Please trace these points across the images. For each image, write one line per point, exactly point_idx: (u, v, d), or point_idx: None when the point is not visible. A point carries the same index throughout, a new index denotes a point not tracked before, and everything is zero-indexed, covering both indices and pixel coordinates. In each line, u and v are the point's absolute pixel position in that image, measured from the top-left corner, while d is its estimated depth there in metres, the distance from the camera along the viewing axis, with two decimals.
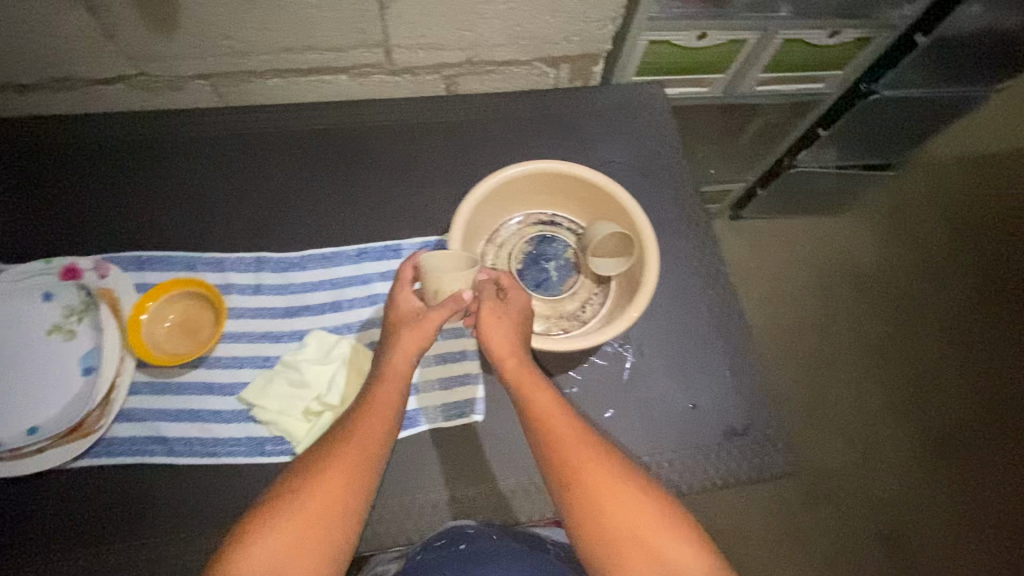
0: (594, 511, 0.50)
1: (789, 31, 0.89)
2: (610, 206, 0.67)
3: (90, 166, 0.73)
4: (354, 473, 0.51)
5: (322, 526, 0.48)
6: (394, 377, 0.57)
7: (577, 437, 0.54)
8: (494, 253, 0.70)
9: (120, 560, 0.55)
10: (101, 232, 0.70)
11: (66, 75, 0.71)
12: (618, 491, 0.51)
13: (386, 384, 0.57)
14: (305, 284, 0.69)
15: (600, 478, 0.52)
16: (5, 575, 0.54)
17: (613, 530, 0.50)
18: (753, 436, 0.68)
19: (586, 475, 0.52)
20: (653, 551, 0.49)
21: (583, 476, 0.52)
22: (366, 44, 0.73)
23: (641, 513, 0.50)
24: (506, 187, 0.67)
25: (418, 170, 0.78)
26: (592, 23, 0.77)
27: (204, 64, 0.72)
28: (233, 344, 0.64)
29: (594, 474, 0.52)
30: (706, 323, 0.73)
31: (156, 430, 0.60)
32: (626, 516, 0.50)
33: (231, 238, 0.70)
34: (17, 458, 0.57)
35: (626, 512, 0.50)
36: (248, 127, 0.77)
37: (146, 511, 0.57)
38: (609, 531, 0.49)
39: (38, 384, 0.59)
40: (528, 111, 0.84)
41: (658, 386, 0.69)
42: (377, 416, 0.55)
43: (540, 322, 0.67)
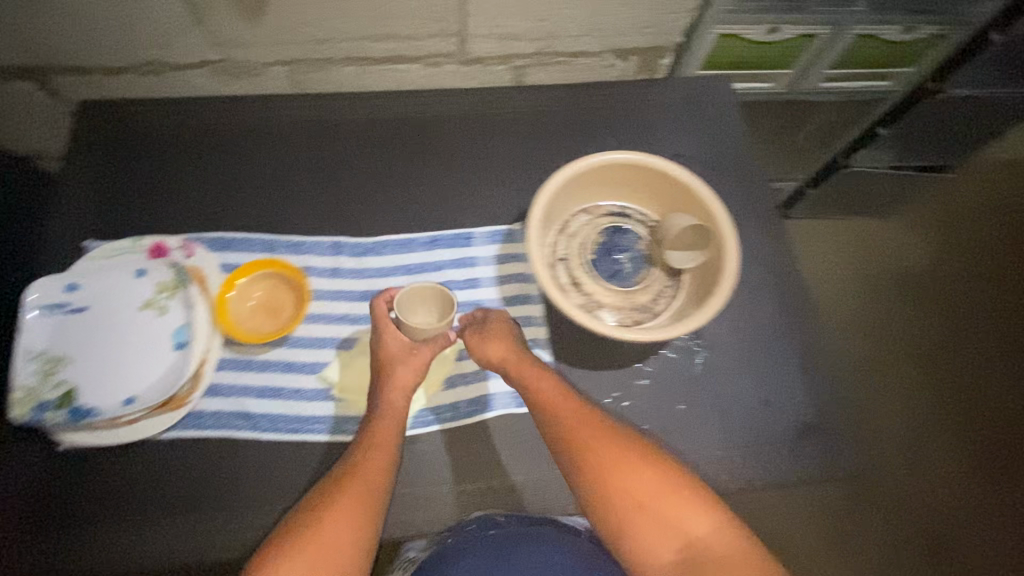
0: (619, 505, 0.50)
1: (863, 26, 0.88)
2: (688, 198, 0.67)
3: (171, 148, 0.75)
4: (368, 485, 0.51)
5: (349, 525, 0.48)
6: (393, 410, 0.58)
7: (585, 426, 0.54)
8: (565, 243, 0.69)
9: (212, 528, 0.57)
10: (185, 213, 0.72)
11: (153, 59, 0.73)
12: (635, 469, 0.51)
13: (383, 420, 0.57)
14: (380, 268, 0.71)
15: (616, 464, 0.51)
16: (104, 537, 0.56)
17: (641, 521, 0.49)
18: (826, 433, 0.67)
19: (602, 465, 0.51)
20: (678, 529, 0.48)
21: (598, 471, 0.51)
22: (443, 33, 0.74)
23: (658, 489, 0.50)
24: (582, 177, 0.67)
25: (488, 159, 0.78)
26: (667, 15, 0.77)
27: (284, 51, 0.74)
28: (313, 324, 0.66)
29: (605, 458, 0.52)
30: (777, 319, 0.72)
31: (242, 406, 0.61)
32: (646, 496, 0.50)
33: (310, 223, 0.72)
34: (114, 427, 0.58)
35: (646, 491, 0.50)
36: (321, 113, 0.78)
37: (236, 482, 0.59)
38: (636, 519, 0.49)
39: (132, 357, 0.60)
40: (595, 100, 0.83)
41: (729, 381, 0.69)
42: (381, 443, 0.55)
43: (613, 313, 0.67)
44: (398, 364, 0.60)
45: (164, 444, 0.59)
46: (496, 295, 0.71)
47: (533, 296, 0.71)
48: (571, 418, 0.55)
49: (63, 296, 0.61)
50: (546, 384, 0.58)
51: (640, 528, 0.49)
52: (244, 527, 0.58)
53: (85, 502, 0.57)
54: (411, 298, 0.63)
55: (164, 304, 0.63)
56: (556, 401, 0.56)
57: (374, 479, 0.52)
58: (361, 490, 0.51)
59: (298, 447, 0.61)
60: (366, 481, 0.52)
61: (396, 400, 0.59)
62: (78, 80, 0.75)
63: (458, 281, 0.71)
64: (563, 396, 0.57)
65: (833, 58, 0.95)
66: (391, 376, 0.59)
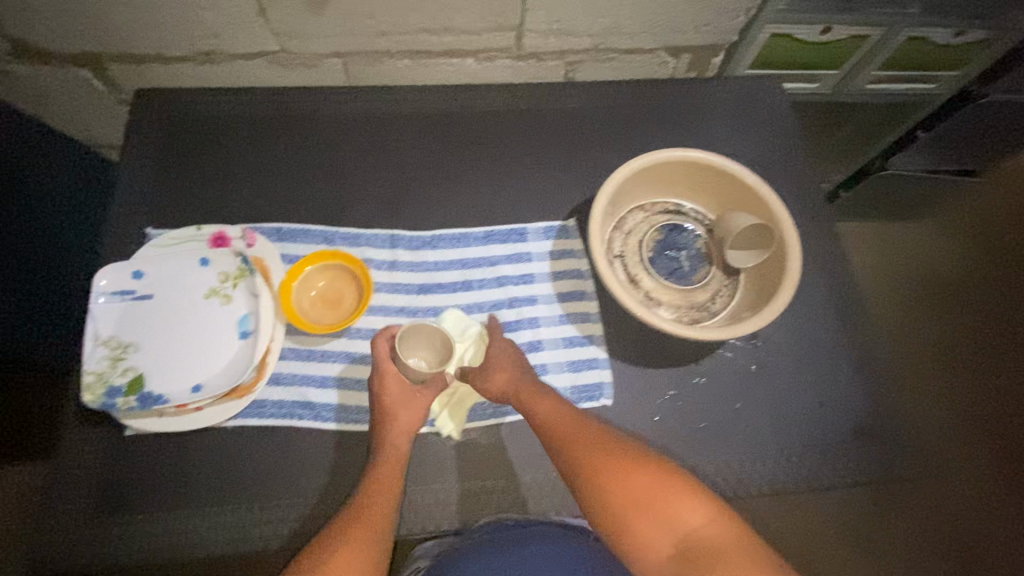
0: (617, 510, 0.50)
1: (916, 29, 0.87)
2: (748, 198, 0.67)
3: (227, 137, 0.75)
4: (373, 516, 0.52)
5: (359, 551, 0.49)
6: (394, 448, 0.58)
7: (574, 437, 0.55)
8: (621, 240, 0.69)
9: (277, 516, 0.58)
10: (243, 203, 0.72)
11: (212, 49, 0.73)
12: (624, 468, 0.52)
13: (384, 458, 0.57)
14: (437, 262, 0.71)
15: (603, 466, 0.52)
16: (171, 522, 0.57)
17: (634, 515, 0.49)
18: (882, 436, 0.67)
19: (592, 470, 0.52)
20: (669, 521, 0.48)
21: (590, 476, 0.52)
22: (501, 28, 0.74)
23: (643, 484, 0.50)
24: (643, 174, 0.67)
25: (541, 154, 0.78)
26: (724, 14, 0.77)
27: (343, 43, 0.74)
28: (372, 316, 0.66)
29: (592, 462, 0.53)
30: (831, 321, 0.72)
31: (303, 395, 0.62)
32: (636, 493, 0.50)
33: (367, 215, 0.73)
34: (181, 413, 0.59)
35: (635, 486, 0.50)
36: (375, 105, 0.78)
37: (299, 471, 0.60)
38: (631, 518, 0.49)
39: (198, 345, 0.61)
40: (647, 97, 0.83)
41: (784, 381, 0.69)
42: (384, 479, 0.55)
43: (670, 311, 0.67)
44: (397, 404, 0.59)
45: (228, 432, 0.60)
46: (551, 291, 0.71)
47: (587, 292, 0.71)
48: (567, 440, 0.55)
49: (131, 283, 0.61)
50: (546, 408, 0.58)
51: (637, 525, 0.49)
52: (308, 515, 0.59)
53: (152, 486, 0.59)
54: (413, 334, 0.63)
55: (229, 293, 0.63)
56: (554, 422, 0.57)
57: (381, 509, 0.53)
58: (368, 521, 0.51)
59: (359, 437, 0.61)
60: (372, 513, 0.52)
61: (397, 439, 0.58)
62: (136, 69, 0.75)
63: (513, 276, 0.71)
64: (561, 417, 0.58)
65: (881, 61, 0.95)
66: (391, 416, 0.59)
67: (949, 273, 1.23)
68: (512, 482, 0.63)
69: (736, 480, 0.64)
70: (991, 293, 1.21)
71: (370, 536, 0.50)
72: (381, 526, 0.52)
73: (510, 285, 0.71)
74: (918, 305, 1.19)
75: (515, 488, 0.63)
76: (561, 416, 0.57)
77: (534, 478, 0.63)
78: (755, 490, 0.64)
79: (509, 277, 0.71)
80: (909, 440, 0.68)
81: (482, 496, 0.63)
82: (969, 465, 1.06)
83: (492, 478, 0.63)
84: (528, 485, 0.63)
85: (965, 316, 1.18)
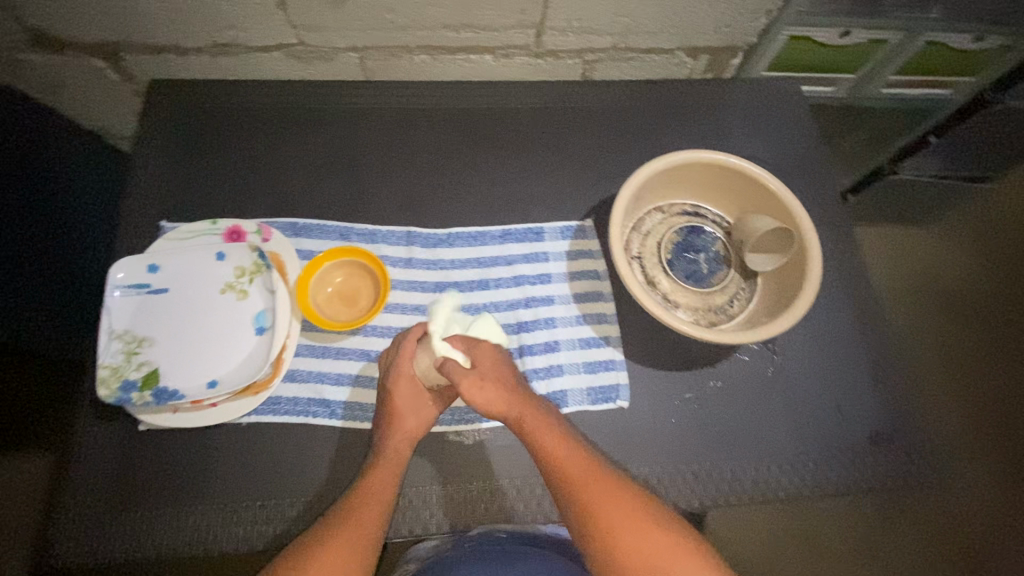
0: (628, 566, 0.49)
1: (935, 33, 0.86)
2: (769, 201, 0.66)
3: (243, 131, 0.74)
4: (361, 543, 0.50)
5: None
6: (393, 457, 0.56)
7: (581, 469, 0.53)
8: (639, 241, 0.69)
9: (292, 513, 0.58)
10: (258, 197, 0.71)
11: (229, 41, 0.72)
12: (647, 529, 0.51)
13: (382, 465, 0.56)
14: (453, 260, 0.70)
15: (624, 520, 0.51)
16: (184, 519, 0.57)
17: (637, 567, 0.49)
18: (899, 442, 0.67)
19: (608, 522, 0.51)
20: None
21: (607, 528, 0.51)
22: (522, 25, 0.73)
23: (666, 545, 0.50)
24: (663, 175, 0.66)
25: (558, 154, 0.78)
26: (747, 15, 0.76)
27: (361, 38, 0.73)
28: (388, 314, 0.66)
29: (612, 515, 0.51)
30: (848, 325, 0.72)
31: (318, 391, 0.62)
32: (656, 552, 0.50)
33: (383, 211, 0.72)
34: (198, 409, 0.59)
35: (642, 542, 0.50)
36: (392, 101, 0.78)
37: (313, 468, 0.60)
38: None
39: (214, 340, 0.60)
40: (665, 98, 0.82)
41: (800, 386, 0.68)
42: (375, 493, 0.54)
43: (688, 313, 0.66)
44: (404, 410, 0.58)
45: (244, 429, 0.60)
46: (567, 291, 0.70)
47: (605, 293, 0.71)
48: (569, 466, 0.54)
49: (146, 277, 0.61)
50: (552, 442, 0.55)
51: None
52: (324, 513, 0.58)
53: (166, 482, 0.58)
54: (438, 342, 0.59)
55: (245, 288, 0.62)
56: (569, 462, 0.54)
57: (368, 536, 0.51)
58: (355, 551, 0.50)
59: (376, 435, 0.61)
60: (360, 539, 0.51)
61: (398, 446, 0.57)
62: (151, 60, 0.74)
63: (530, 275, 0.71)
64: (569, 450, 0.55)
65: (900, 64, 0.94)
66: (396, 421, 0.58)
67: (960, 280, 1.22)
68: (527, 482, 0.63)
69: (753, 484, 0.64)
70: (997, 301, 1.20)
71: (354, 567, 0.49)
72: (369, 551, 0.51)
73: (526, 284, 0.70)
74: (928, 312, 1.19)
75: (530, 489, 0.62)
76: (578, 456, 0.54)
77: (548, 480, 0.63)
78: (772, 495, 0.64)
79: (525, 276, 0.71)
80: (926, 447, 0.67)
81: (498, 495, 0.62)
82: (976, 472, 1.06)
83: (507, 478, 0.63)
84: (544, 485, 0.63)
85: (972, 324, 1.18)
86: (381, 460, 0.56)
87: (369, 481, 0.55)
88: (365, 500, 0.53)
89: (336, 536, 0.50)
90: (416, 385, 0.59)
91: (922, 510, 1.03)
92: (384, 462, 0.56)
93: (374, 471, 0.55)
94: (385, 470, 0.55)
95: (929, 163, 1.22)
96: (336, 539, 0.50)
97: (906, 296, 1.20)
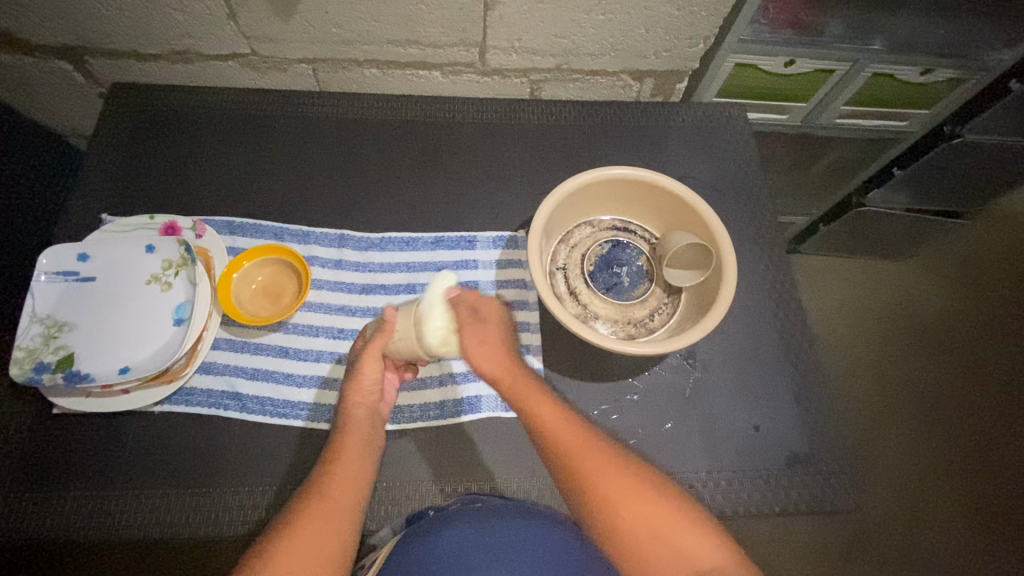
0: (620, 518, 0.50)
1: (880, 65, 0.87)
2: (689, 218, 0.67)
3: (193, 134, 0.78)
4: (344, 505, 0.52)
5: (326, 547, 0.49)
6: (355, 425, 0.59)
7: (571, 431, 0.54)
8: (565, 253, 0.70)
9: (195, 502, 0.59)
10: (200, 196, 0.74)
11: (186, 49, 0.75)
12: (635, 487, 0.51)
13: (352, 430, 0.58)
14: (382, 264, 0.72)
15: (628, 495, 0.50)
16: (88, 502, 0.59)
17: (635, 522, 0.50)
18: (817, 465, 0.66)
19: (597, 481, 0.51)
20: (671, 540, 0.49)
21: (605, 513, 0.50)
22: (464, 43, 0.76)
23: (669, 521, 0.50)
24: (587, 190, 0.67)
25: (498, 167, 0.80)
26: (684, 41, 0.78)
27: (311, 50, 0.76)
28: (310, 313, 0.68)
29: (612, 482, 0.51)
30: (773, 346, 0.72)
31: (232, 385, 0.63)
32: (654, 519, 0.50)
33: (320, 214, 0.74)
34: (109, 394, 0.61)
35: (632, 498, 0.51)
36: (341, 112, 0.81)
37: (221, 460, 0.61)
38: (637, 529, 0.49)
39: (134, 329, 0.62)
40: (608, 119, 0.84)
41: (719, 404, 0.68)
42: (354, 457, 0.56)
43: (608, 325, 0.67)
44: (360, 381, 0.61)
45: (157, 418, 0.62)
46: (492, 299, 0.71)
47: (530, 303, 0.71)
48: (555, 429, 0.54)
49: (75, 265, 0.64)
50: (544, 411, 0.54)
51: (651, 557, 0.48)
52: (225, 505, 0.59)
53: (75, 466, 0.60)
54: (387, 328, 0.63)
55: (169, 280, 0.65)
56: (569, 437, 0.53)
57: (352, 502, 0.53)
58: (340, 515, 0.51)
59: (287, 432, 0.62)
60: (341, 502, 0.52)
61: (356, 413, 0.60)
62: (112, 64, 0.78)
63: (456, 282, 0.72)
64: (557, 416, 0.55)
65: (850, 95, 0.95)
66: (350, 387, 0.60)
67: (935, 316, 1.23)
68: (433, 486, 0.63)
69: None
70: (963, 336, 1.20)
71: (336, 528, 0.50)
72: (352, 504, 0.53)
73: None
74: (891, 343, 1.20)
75: (436, 492, 0.63)
76: (573, 435, 0.54)
77: (454, 487, 0.63)
78: None
79: (451, 282, 0.72)
80: (845, 472, 0.66)
81: (405, 498, 0.63)
82: (932, 507, 1.05)
83: (412, 481, 0.63)
84: (447, 491, 0.63)
85: (937, 357, 1.18)
86: (352, 424, 0.59)
87: (344, 447, 0.57)
88: (347, 463, 0.56)
89: (321, 497, 0.52)
90: (371, 359, 0.60)
91: (885, 545, 1.03)
92: (356, 427, 0.59)
93: (346, 437, 0.58)
94: (358, 433, 0.58)
95: (901, 199, 1.19)
96: (320, 501, 0.52)
97: (861, 327, 1.22)
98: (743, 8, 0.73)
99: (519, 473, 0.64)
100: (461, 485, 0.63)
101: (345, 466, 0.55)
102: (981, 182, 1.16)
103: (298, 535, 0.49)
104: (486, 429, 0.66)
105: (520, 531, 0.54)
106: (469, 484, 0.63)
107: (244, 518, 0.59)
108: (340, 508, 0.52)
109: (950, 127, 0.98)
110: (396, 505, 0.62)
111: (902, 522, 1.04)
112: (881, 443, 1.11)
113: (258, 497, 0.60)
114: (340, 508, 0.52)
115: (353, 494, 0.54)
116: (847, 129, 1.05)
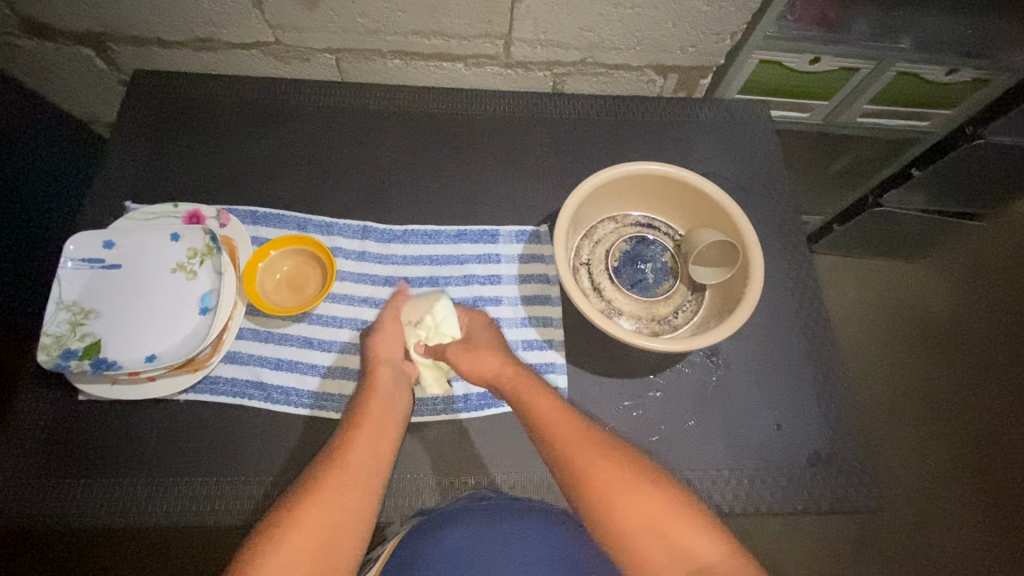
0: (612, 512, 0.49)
1: (905, 64, 0.86)
2: (715, 215, 0.67)
3: (216, 122, 0.77)
4: (360, 478, 0.50)
5: (337, 524, 0.46)
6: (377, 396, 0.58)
7: (564, 421, 0.54)
8: (589, 248, 0.70)
9: (219, 491, 0.59)
10: (223, 185, 0.74)
11: (209, 37, 0.75)
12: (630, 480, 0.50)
13: (374, 397, 0.58)
14: (405, 256, 0.72)
15: (625, 490, 0.49)
16: (114, 488, 0.59)
17: (631, 523, 0.48)
18: (838, 465, 0.66)
19: (594, 476, 0.50)
20: (671, 539, 0.47)
21: (603, 509, 0.49)
22: (489, 35, 0.75)
23: (666, 517, 0.48)
24: (612, 185, 0.67)
25: (520, 160, 0.79)
26: (711, 36, 0.77)
27: (334, 39, 0.75)
28: (334, 304, 0.68)
29: (607, 478, 0.50)
30: (795, 345, 0.72)
31: (257, 374, 0.63)
32: (649, 515, 0.48)
33: (343, 206, 0.74)
34: (135, 381, 0.61)
35: (626, 492, 0.49)
36: (363, 103, 0.80)
37: (245, 449, 0.61)
38: (636, 531, 0.48)
39: (161, 316, 0.62)
40: (631, 114, 0.84)
41: (741, 402, 0.68)
42: (373, 430, 0.54)
43: (631, 321, 0.67)
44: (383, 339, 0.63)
45: (181, 406, 0.62)
46: (515, 294, 0.71)
47: (553, 298, 0.71)
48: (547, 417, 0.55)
49: (101, 252, 0.64)
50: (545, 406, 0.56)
51: (646, 554, 0.47)
52: (248, 494, 0.59)
53: (100, 452, 0.60)
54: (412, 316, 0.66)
55: (195, 269, 0.65)
56: (564, 431, 0.53)
57: (370, 476, 0.51)
58: (359, 486, 0.49)
59: (310, 423, 0.62)
60: (357, 475, 0.50)
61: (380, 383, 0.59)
62: (135, 51, 0.78)
63: (480, 276, 0.72)
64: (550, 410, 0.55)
65: (873, 94, 0.94)
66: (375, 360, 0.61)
67: (950, 319, 1.22)
68: (456, 479, 0.63)
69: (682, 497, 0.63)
70: (977, 338, 1.20)
71: (351, 503, 0.48)
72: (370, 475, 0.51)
73: (475, 284, 0.71)
74: (905, 343, 1.20)
75: (459, 485, 0.63)
76: (572, 431, 0.53)
77: (477, 480, 0.63)
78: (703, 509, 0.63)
79: (474, 276, 0.72)
80: (866, 472, 0.66)
81: (428, 490, 0.63)
82: (945, 507, 1.05)
83: (435, 473, 0.63)
84: (470, 484, 0.63)
85: (950, 358, 1.18)
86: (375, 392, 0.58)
87: (366, 414, 0.56)
88: (366, 434, 0.54)
89: (335, 471, 0.50)
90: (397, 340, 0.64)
91: (896, 545, 1.03)
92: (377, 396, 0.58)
93: (366, 407, 0.56)
94: (379, 403, 0.57)
95: (918, 199, 1.16)
96: (335, 475, 0.49)
97: (876, 328, 1.22)
98: (772, 4, 0.72)
99: (541, 467, 0.64)
100: (483, 478, 0.63)
101: (365, 438, 0.53)
102: (1005, 183, 1.12)
103: (308, 512, 0.46)
104: (508, 424, 0.66)
105: (526, 533, 0.54)
106: (491, 478, 0.63)
107: (269, 508, 0.59)
108: (360, 480, 0.50)
109: (972, 127, 0.97)
110: (418, 497, 0.62)
111: (914, 522, 1.05)
112: (894, 443, 1.11)
113: (283, 486, 0.60)
114: (357, 480, 0.50)
115: (371, 466, 0.51)
116: (867, 129, 1.04)
